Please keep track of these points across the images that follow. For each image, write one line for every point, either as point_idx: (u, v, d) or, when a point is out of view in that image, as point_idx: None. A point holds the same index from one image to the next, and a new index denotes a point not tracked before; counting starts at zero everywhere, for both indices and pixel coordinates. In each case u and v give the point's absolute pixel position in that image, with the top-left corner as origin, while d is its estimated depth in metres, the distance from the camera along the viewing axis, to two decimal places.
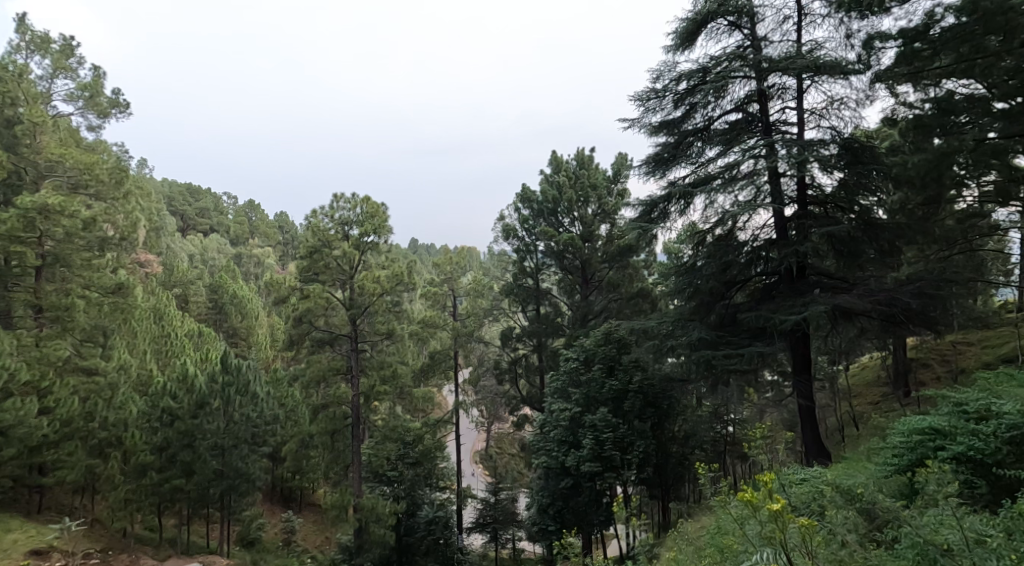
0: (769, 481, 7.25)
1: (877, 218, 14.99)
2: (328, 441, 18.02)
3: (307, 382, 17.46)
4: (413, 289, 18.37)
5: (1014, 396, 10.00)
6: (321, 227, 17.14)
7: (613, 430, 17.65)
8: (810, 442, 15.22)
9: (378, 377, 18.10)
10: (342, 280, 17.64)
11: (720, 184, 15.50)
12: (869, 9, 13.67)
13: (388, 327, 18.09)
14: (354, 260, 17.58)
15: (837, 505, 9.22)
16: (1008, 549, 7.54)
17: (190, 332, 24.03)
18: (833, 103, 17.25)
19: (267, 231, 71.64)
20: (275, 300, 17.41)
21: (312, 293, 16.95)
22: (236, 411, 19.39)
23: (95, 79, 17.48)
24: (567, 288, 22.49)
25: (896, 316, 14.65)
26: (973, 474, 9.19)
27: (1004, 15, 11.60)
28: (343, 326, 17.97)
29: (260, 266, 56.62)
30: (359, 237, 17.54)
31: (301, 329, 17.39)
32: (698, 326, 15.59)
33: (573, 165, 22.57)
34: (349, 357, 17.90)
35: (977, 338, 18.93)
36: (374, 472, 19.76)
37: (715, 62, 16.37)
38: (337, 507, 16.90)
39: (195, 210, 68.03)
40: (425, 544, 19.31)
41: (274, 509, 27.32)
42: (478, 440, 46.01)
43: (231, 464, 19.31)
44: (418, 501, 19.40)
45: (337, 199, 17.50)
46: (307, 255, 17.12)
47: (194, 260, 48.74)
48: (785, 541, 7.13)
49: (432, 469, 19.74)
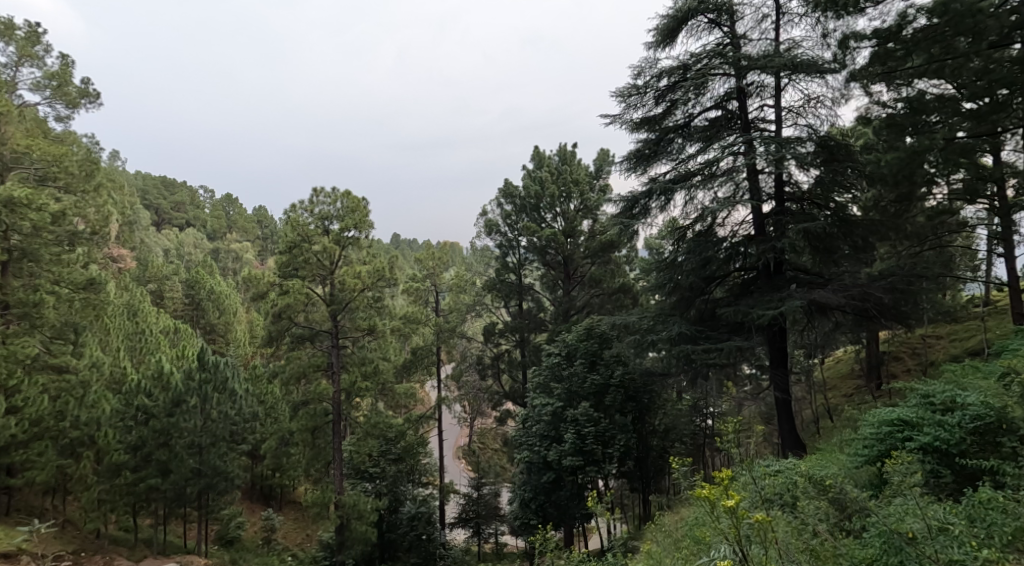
0: (725, 478, 7.53)
1: (851, 215, 15.23)
2: (309, 438, 17.86)
3: (286, 379, 17.37)
4: (396, 284, 18.37)
5: (979, 388, 10.28)
6: (301, 222, 17.16)
7: (594, 425, 17.94)
8: (786, 434, 15.54)
9: (360, 373, 18.07)
10: (322, 275, 17.67)
11: (700, 181, 15.74)
12: (846, 9, 13.94)
13: (370, 323, 18.14)
14: (335, 255, 17.66)
15: (806, 498, 9.48)
16: (969, 536, 7.80)
17: (165, 328, 23.85)
18: (811, 101, 17.60)
19: (245, 226, 71.01)
20: (254, 295, 17.29)
21: (293, 288, 17.05)
22: (213, 408, 19.30)
23: (64, 68, 17.32)
24: (549, 283, 22.73)
25: (869, 311, 14.99)
26: (939, 464, 9.46)
27: (973, 18, 11.69)
28: (323, 321, 17.93)
29: (239, 261, 56.35)
30: (339, 232, 17.57)
31: (281, 325, 17.40)
32: (677, 321, 15.81)
33: (556, 161, 22.80)
34: (330, 353, 17.96)
35: (946, 332, 19.48)
36: (357, 468, 19.89)
37: (695, 60, 16.60)
38: (317, 505, 16.92)
39: (169, 205, 67.42)
40: (407, 540, 19.48)
41: (253, 507, 27.40)
42: (460, 435, 46.18)
43: (210, 463, 19.19)
44: (400, 497, 19.91)
45: (317, 193, 17.52)
46: (287, 249, 17.16)
47: (170, 254, 48.53)
48: (738, 534, 7.34)
49: (415, 465, 20.27)
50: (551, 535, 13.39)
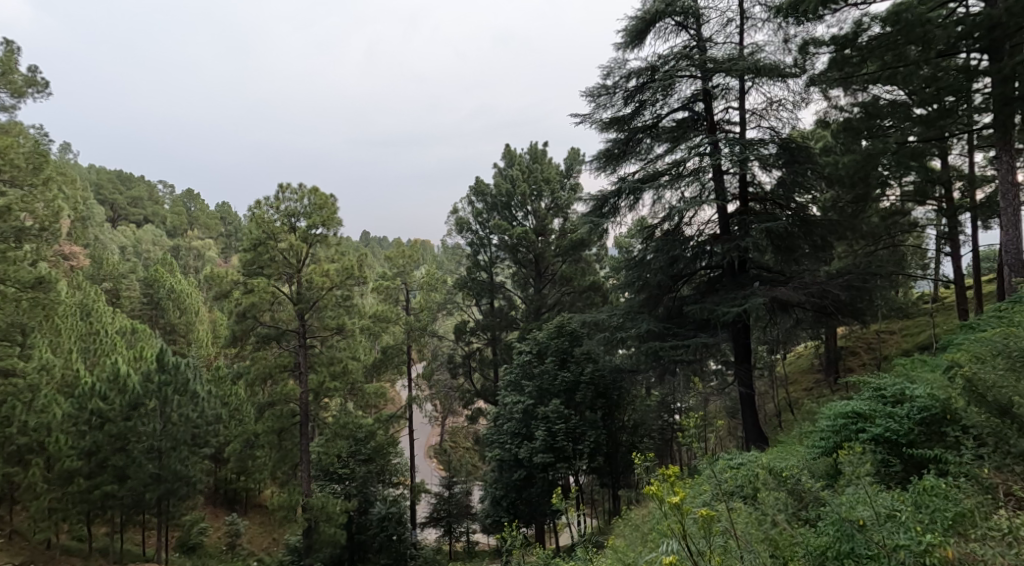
0: (671, 474, 7.69)
1: (811, 215, 15.75)
2: (275, 441, 17.82)
3: (251, 380, 17.40)
4: (365, 282, 18.44)
5: (926, 381, 10.81)
6: (266, 219, 17.16)
7: (564, 421, 18.38)
8: (750, 428, 16.04)
9: (328, 373, 18.22)
10: (288, 273, 17.75)
11: (667, 180, 16.17)
12: (806, 16, 14.55)
13: (338, 323, 18.18)
14: (301, 253, 17.77)
15: (766, 489, 9.88)
16: (915, 521, 8.11)
17: (122, 328, 23.53)
18: (773, 104, 18.16)
19: (208, 222, 70.07)
20: (216, 294, 17.25)
21: (258, 287, 17.18)
22: (173, 411, 19.20)
23: (7, 54, 15.52)
24: (520, 281, 23.02)
25: (827, 308, 15.55)
26: (889, 454, 9.89)
27: (923, 27, 12.14)
28: (290, 321, 17.98)
29: (200, 259, 55.72)
30: (307, 229, 17.68)
31: (245, 324, 17.43)
32: (645, 319, 16.23)
33: (527, 159, 23.16)
34: (297, 352, 17.95)
35: (898, 327, 20.32)
36: (326, 469, 20.01)
37: (663, 61, 16.99)
38: (284, 508, 17.07)
39: (126, 200, 66.41)
40: (377, 541, 19.63)
41: (217, 512, 27.37)
42: (431, 434, 46.36)
43: (170, 467, 19.12)
44: (371, 498, 20.06)
45: (283, 190, 17.56)
46: (251, 247, 17.17)
47: (125, 252, 47.85)
48: (682, 529, 7.52)
49: (385, 466, 20.45)
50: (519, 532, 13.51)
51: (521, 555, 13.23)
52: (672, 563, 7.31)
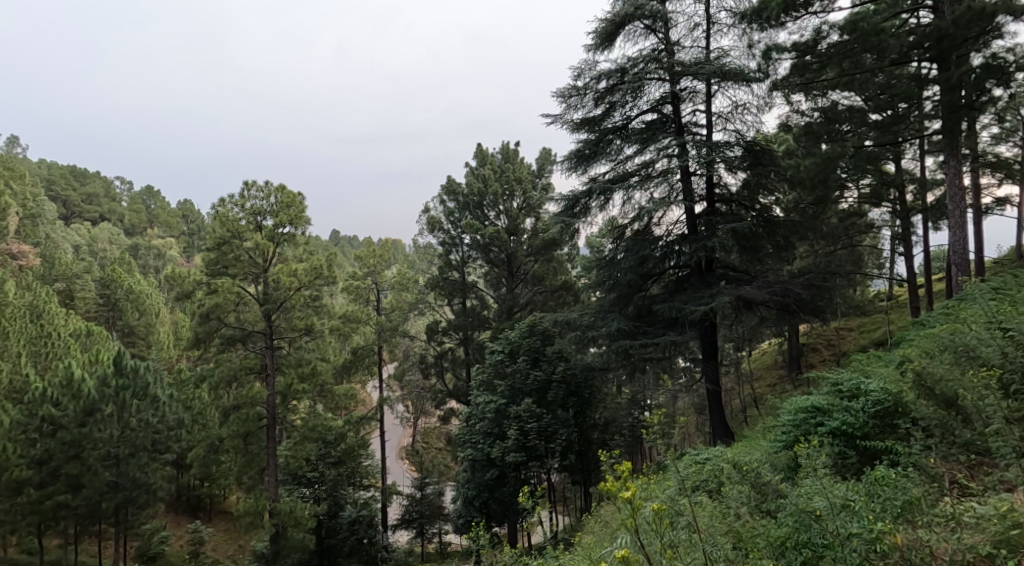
0: (624, 470, 7.91)
1: (775, 216, 16.22)
2: (241, 445, 17.74)
3: (216, 383, 17.36)
4: (334, 282, 18.49)
5: (881, 375, 11.32)
6: (230, 217, 17.08)
7: (536, 420, 18.63)
8: (717, 423, 16.46)
9: (296, 375, 18.32)
10: (254, 273, 17.72)
11: (637, 181, 16.56)
12: (769, 22, 15.04)
13: (307, 323, 18.29)
14: (268, 252, 17.71)
15: (730, 483, 10.21)
16: (867, 511, 8.46)
17: (76, 330, 23.15)
18: (738, 107, 18.68)
19: (168, 221, 69.09)
20: (178, 295, 17.20)
21: (221, 287, 17.12)
22: (132, 417, 18.92)
23: None
24: (493, 281, 23.38)
25: (790, 306, 16.06)
26: (846, 447, 10.31)
27: (877, 36, 12.56)
28: (255, 321, 17.90)
29: (160, 259, 55.17)
30: (273, 228, 17.66)
31: (208, 326, 17.45)
32: (616, 317, 16.58)
33: (498, 159, 23.44)
34: (263, 354, 17.91)
35: (857, 324, 21.05)
36: (295, 474, 20.00)
37: (632, 64, 17.38)
38: (251, 514, 16.76)
39: (78, 197, 65.26)
40: (347, 545, 19.71)
41: (179, 520, 27.05)
42: (402, 435, 46.56)
43: (129, 475, 18.89)
44: (340, 502, 20.24)
45: (248, 188, 17.57)
46: (215, 247, 17.15)
47: (79, 251, 46.98)
48: (634, 523, 7.72)
49: (355, 469, 20.75)
50: (486, 532, 13.59)
51: (489, 556, 13.34)
52: (625, 556, 7.53)
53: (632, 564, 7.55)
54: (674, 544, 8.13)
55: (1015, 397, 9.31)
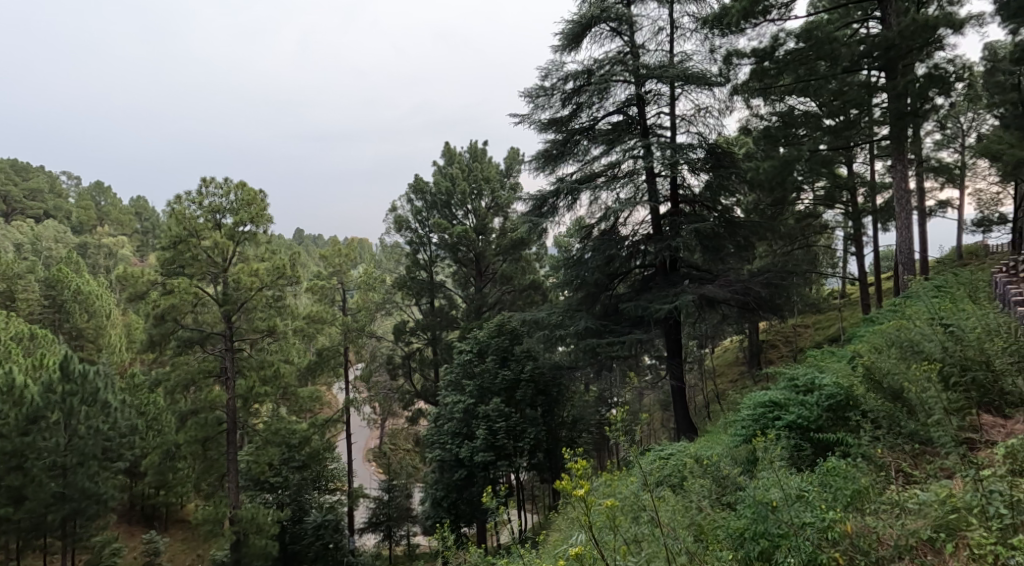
0: (578, 468, 8.00)
1: (736, 217, 16.73)
2: (199, 450, 17.64)
3: (172, 386, 17.35)
4: (297, 281, 18.54)
5: (835, 369, 11.81)
6: (186, 215, 16.85)
7: (505, 420, 18.93)
8: (681, 419, 16.91)
9: (258, 377, 18.11)
10: (214, 273, 17.56)
11: (603, 182, 16.94)
12: (729, 29, 15.56)
13: (269, 323, 18.27)
14: (227, 251, 17.63)
15: (692, 477, 10.59)
16: (820, 500, 8.88)
17: (19, 334, 22.72)
18: (700, 110, 19.19)
19: (121, 217, 67.56)
20: (131, 296, 16.95)
21: (177, 288, 16.92)
22: (81, 423, 18.22)
23: None
24: (461, 280, 23.63)
25: (750, 304, 16.59)
26: (801, 439, 10.75)
27: (830, 45, 13.13)
28: (215, 323, 17.79)
29: (111, 257, 54.22)
30: (233, 226, 17.59)
31: (164, 328, 17.12)
32: (584, 317, 16.96)
33: (466, 158, 23.63)
34: (223, 357, 17.85)
35: (813, 321, 21.84)
36: (258, 479, 20.12)
37: (599, 66, 17.74)
38: (210, 521, 16.95)
39: (20, 193, 64.02)
40: (312, 550, 19.84)
41: (133, 530, 26.93)
42: (369, 437, 46.59)
43: (76, 485, 18.17)
44: (305, 507, 20.66)
45: (207, 184, 17.49)
46: (171, 245, 16.89)
47: (23, 250, 45.78)
48: (587, 521, 7.87)
49: (320, 472, 21.28)
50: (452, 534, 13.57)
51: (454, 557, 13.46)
52: (577, 553, 7.71)
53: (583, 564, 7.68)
54: (628, 540, 8.38)
55: (955, 389, 9.83)
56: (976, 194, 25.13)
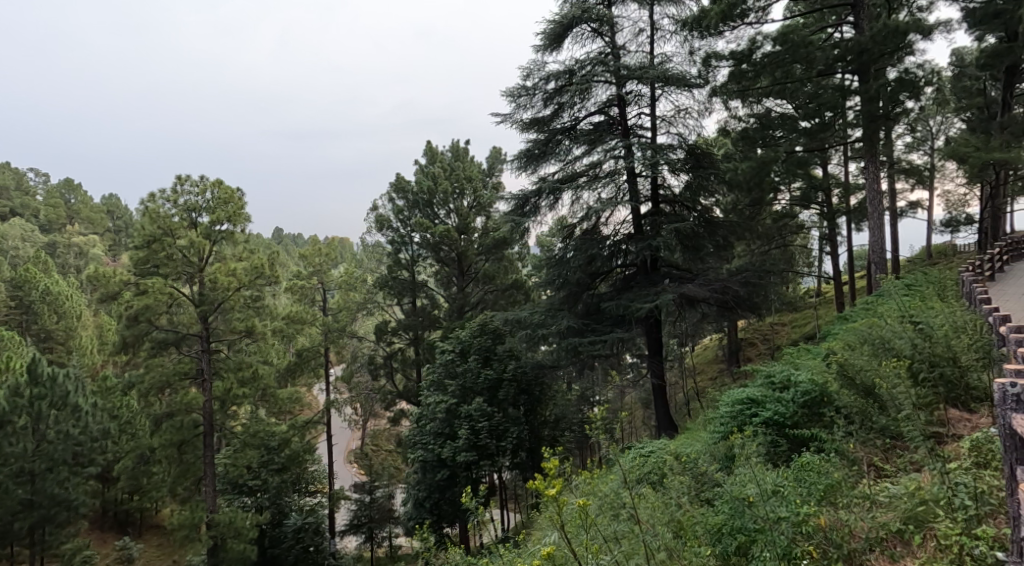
0: (551, 467, 8.00)
1: (715, 217, 16.96)
2: (174, 454, 17.50)
3: (145, 390, 17.14)
4: (275, 281, 18.51)
5: (810, 367, 12.07)
6: (161, 213, 16.70)
7: (488, 419, 19.05)
8: (662, 416, 17.13)
9: (235, 379, 18.01)
10: (189, 273, 17.45)
11: (585, 182, 17.11)
12: (708, 31, 15.80)
13: (247, 324, 18.03)
14: (203, 251, 17.49)
15: (672, 475, 10.75)
16: (795, 495, 9.05)
17: None
18: (680, 111, 19.44)
19: (92, 216, 66.71)
20: (102, 297, 16.72)
21: (152, 288, 16.72)
22: (49, 428, 18.11)
23: None
24: (443, 280, 23.71)
25: (728, 303, 16.84)
26: (778, 436, 10.96)
27: (805, 48, 13.34)
28: (192, 324, 17.65)
29: (82, 257, 53.58)
30: (209, 224, 17.55)
31: (137, 329, 16.94)
32: (566, 316, 17.12)
33: (448, 157, 23.72)
34: (199, 359, 17.63)
35: (790, 319, 22.23)
36: (235, 483, 20.02)
37: (580, 66, 17.91)
38: (185, 527, 16.41)
39: None
40: (293, 553, 19.86)
41: (105, 537, 26.64)
42: (349, 438, 46.52)
43: (45, 491, 18.03)
44: (284, 510, 20.51)
45: (182, 183, 17.51)
46: (144, 244, 16.66)
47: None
48: (561, 519, 7.90)
49: (299, 473, 21.07)
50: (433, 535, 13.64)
51: (435, 558, 13.50)
52: (551, 553, 7.72)
53: (558, 564, 7.72)
54: (603, 538, 8.38)
55: (924, 384, 10.12)
56: (944, 195, 25.78)
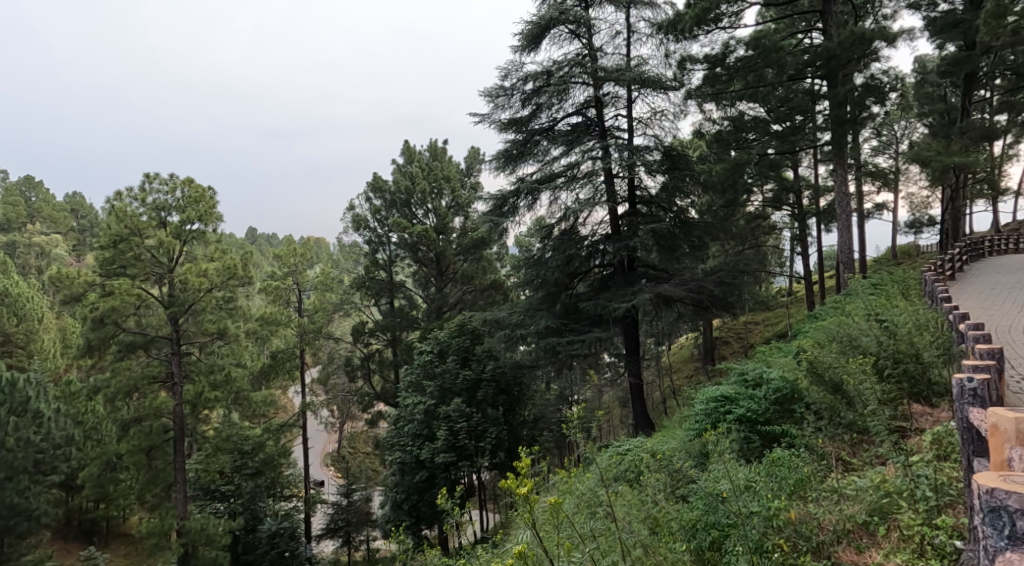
0: (523, 467, 8.12)
1: (690, 218, 17.25)
2: (143, 460, 17.28)
3: (112, 394, 16.65)
4: (248, 282, 18.48)
5: (782, 364, 12.38)
6: (128, 213, 16.65)
7: (466, 420, 19.17)
8: (639, 415, 17.40)
9: (208, 383, 17.68)
10: (159, 274, 17.41)
11: (563, 182, 17.32)
12: (683, 35, 16.10)
13: (220, 327, 17.99)
14: (172, 251, 17.49)
15: (649, 472, 10.95)
16: (767, 490, 9.29)
17: None
18: (657, 113, 19.73)
19: (54, 215, 65.52)
20: (65, 297, 16.39)
21: (119, 289, 16.52)
22: (10, 436, 17.73)
23: None
24: (422, 280, 23.83)
25: (704, 303, 17.14)
26: (751, 433, 11.22)
27: (777, 53, 13.69)
28: (160, 326, 17.54)
29: (42, 258, 52.63)
30: (179, 224, 17.55)
31: (103, 332, 16.71)
32: (544, 316, 17.30)
33: (425, 157, 23.83)
34: (168, 361, 17.61)
35: (763, 318, 22.66)
36: (207, 488, 20.07)
37: (557, 67, 18.10)
38: (155, 535, 16.54)
39: None
40: (269, 558, 19.81)
41: (70, 548, 26.04)
42: (324, 441, 46.32)
43: (5, 501, 17.84)
44: (259, 515, 20.59)
45: (151, 181, 17.46)
46: (110, 244, 16.66)
47: None
48: (532, 518, 8.06)
49: (273, 479, 21.01)
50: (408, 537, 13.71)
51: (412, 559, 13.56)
52: (523, 551, 7.83)
53: (529, 562, 7.85)
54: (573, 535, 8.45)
55: (888, 380, 10.46)
56: (908, 198, 26.42)
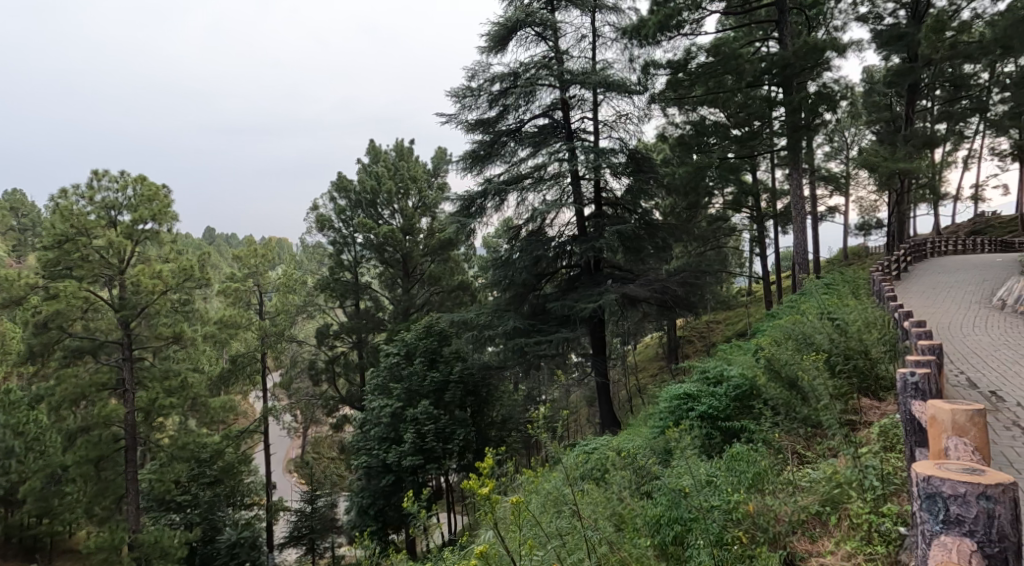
0: (486, 468, 8.34)
1: (654, 220, 17.62)
2: (91, 471, 16.99)
3: (58, 403, 16.31)
4: (206, 283, 18.45)
5: (741, 362, 12.77)
6: (73, 211, 16.03)
7: (433, 422, 19.32)
8: (605, 414, 17.74)
9: (162, 388, 17.57)
10: (108, 276, 17.03)
11: (530, 183, 17.58)
12: (646, 40, 16.48)
13: (174, 332, 17.78)
14: (124, 251, 17.15)
15: (614, 470, 11.22)
16: (727, 484, 9.61)
17: None
18: (621, 116, 20.11)
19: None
20: (6, 300, 16.06)
21: (64, 291, 15.90)
22: None
23: None
24: (388, 281, 23.91)
25: (668, 303, 17.53)
26: (713, 429, 11.57)
27: (735, 60, 14.14)
28: (110, 330, 17.36)
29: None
30: (131, 223, 17.22)
31: (47, 336, 16.54)
32: (511, 317, 17.50)
33: (391, 156, 23.95)
34: (120, 367, 17.32)
35: (724, 317, 23.19)
36: (161, 500, 20.17)
37: (524, 69, 18.35)
38: (104, 550, 16.18)
39: None
40: None
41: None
42: (283, 447, 45.75)
43: None
44: (217, 526, 20.33)
45: (99, 179, 17.27)
46: (54, 244, 16.09)
47: None
48: (493, 518, 8.31)
49: (232, 487, 20.97)
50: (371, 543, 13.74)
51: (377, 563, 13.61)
52: (484, 551, 8.00)
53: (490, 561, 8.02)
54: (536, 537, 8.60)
55: (841, 375, 10.92)
56: (858, 201, 27.02)
